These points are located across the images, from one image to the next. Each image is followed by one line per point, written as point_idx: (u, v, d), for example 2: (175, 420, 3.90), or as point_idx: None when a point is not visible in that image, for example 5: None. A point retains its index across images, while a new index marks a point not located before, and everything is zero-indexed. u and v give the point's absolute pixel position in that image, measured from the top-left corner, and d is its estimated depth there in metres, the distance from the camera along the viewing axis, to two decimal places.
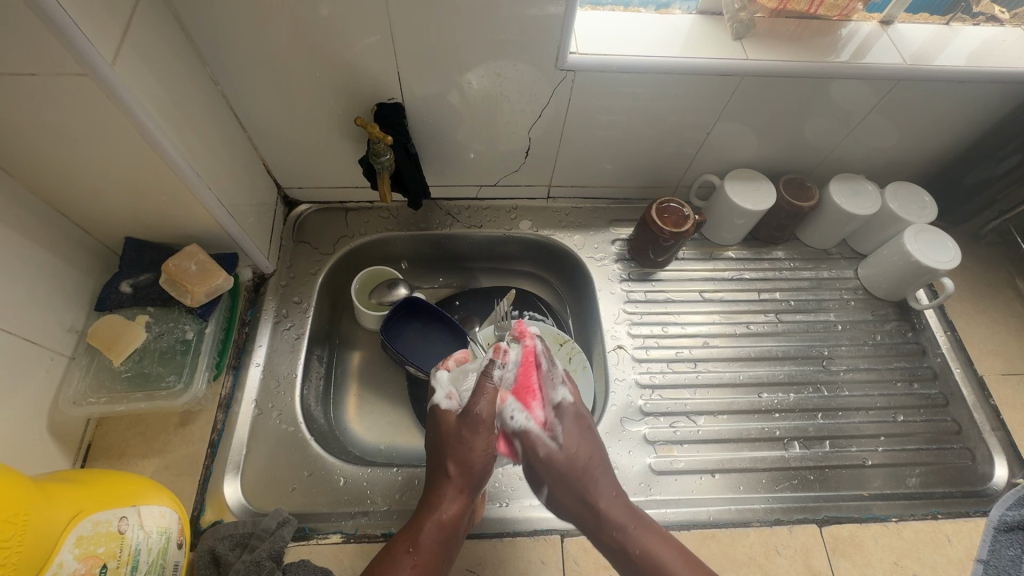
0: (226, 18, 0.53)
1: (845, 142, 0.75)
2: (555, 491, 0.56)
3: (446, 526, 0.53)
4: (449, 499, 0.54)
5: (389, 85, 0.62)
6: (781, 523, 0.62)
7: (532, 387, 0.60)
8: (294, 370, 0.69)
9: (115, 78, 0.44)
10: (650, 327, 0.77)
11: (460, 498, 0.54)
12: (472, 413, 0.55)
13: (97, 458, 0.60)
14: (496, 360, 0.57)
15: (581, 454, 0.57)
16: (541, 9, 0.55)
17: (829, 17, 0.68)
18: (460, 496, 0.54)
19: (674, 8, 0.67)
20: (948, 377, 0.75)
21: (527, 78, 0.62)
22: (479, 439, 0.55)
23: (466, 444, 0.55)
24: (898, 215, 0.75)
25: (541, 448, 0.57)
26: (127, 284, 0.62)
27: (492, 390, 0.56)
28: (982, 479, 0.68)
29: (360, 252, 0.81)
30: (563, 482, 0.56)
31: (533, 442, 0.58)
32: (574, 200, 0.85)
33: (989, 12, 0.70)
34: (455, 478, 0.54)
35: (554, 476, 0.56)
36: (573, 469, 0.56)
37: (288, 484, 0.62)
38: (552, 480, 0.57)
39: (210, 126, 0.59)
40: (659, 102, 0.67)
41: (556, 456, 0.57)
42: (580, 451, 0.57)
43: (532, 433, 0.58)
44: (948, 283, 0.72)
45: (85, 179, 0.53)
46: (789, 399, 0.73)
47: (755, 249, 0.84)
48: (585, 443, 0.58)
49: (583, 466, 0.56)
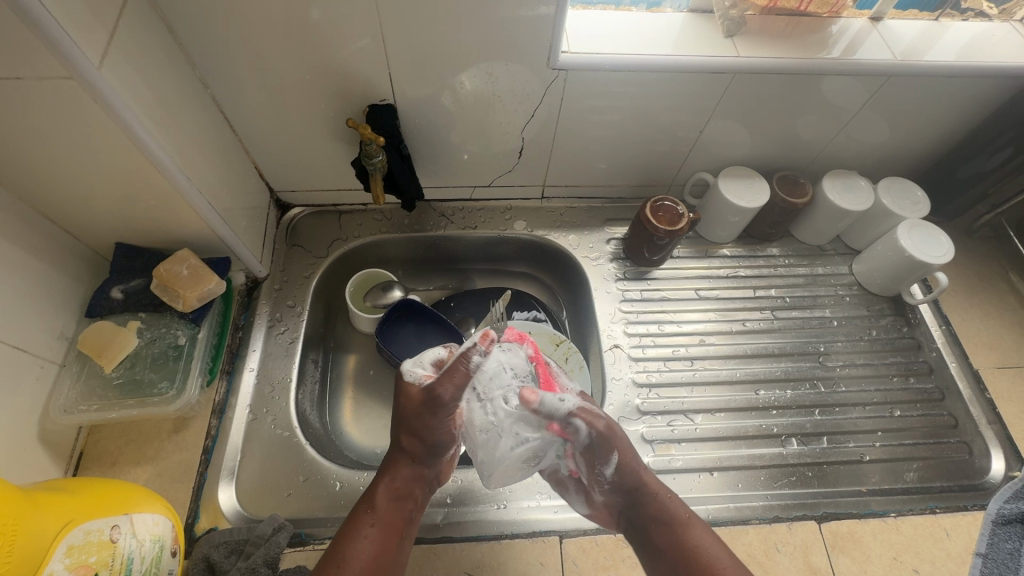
0: (215, 21, 0.53)
1: (838, 138, 0.76)
2: (608, 492, 0.56)
3: (403, 493, 0.54)
4: (408, 468, 0.55)
5: (381, 87, 0.62)
6: (780, 520, 0.62)
7: (549, 378, 0.60)
8: (289, 374, 0.69)
9: (102, 81, 0.44)
10: (646, 325, 0.77)
11: (416, 467, 0.56)
12: (435, 394, 0.52)
13: (90, 466, 0.59)
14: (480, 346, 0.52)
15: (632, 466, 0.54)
16: (532, 9, 0.54)
17: (820, 13, 0.68)
18: (412, 468, 0.55)
19: (665, 7, 0.67)
20: (944, 371, 0.75)
21: (519, 77, 0.62)
22: (440, 415, 0.53)
23: (427, 419, 0.53)
24: (891, 210, 0.75)
25: (607, 470, 0.54)
26: (117, 290, 0.61)
27: (465, 374, 0.52)
28: (981, 472, 0.68)
29: (354, 255, 0.81)
30: (614, 483, 0.55)
31: (602, 465, 0.54)
32: (568, 200, 0.85)
33: (978, 8, 0.71)
34: (411, 449, 0.55)
35: (609, 484, 0.55)
36: (627, 475, 0.54)
37: (283, 489, 0.61)
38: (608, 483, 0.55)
39: (200, 129, 0.59)
40: (652, 100, 0.66)
41: (619, 474, 0.54)
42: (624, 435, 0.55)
43: (601, 458, 0.53)
44: (942, 278, 0.72)
45: (74, 184, 0.52)
46: (785, 395, 0.73)
47: (750, 247, 0.84)
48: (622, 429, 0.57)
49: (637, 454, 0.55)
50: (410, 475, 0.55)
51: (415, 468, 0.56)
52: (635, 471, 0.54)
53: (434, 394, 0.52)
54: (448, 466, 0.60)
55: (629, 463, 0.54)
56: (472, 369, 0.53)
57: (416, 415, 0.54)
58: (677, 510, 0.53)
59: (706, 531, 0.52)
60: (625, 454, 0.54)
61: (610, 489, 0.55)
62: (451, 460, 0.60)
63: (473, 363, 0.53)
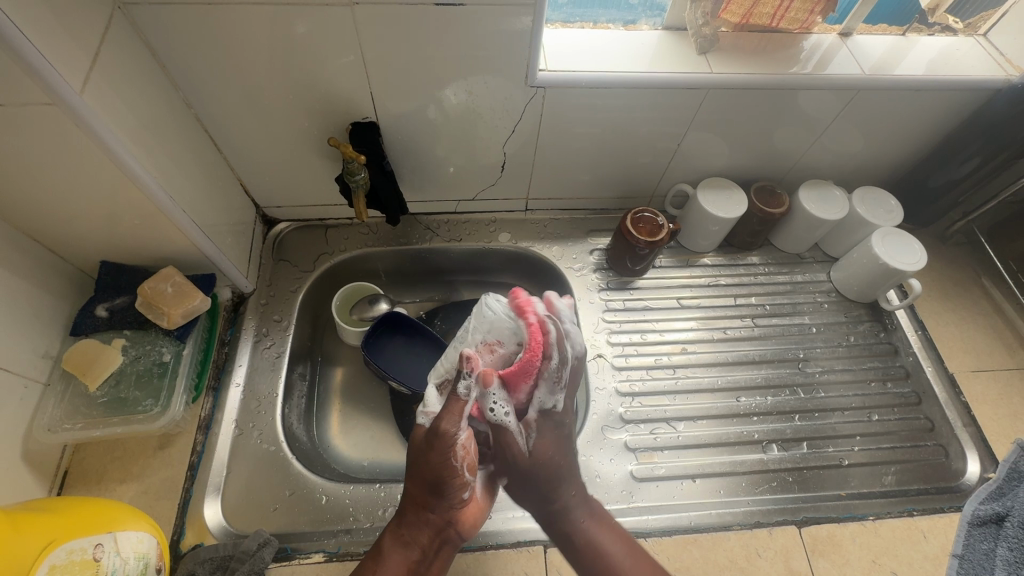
0: (199, 43, 0.54)
1: (813, 149, 0.78)
2: (514, 483, 0.58)
3: (410, 539, 0.54)
4: (417, 516, 0.54)
5: (363, 104, 0.63)
6: (761, 526, 0.63)
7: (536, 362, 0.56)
8: (275, 389, 0.69)
9: (84, 106, 0.45)
10: (628, 335, 0.78)
11: (424, 515, 0.54)
12: (435, 429, 0.51)
13: (74, 485, 0.59)
14: (463, 370, 0.51)
15: (550, 454, 0.58)
16: (510, 28, 0.56)
17: (791, 29, 0.70)
18: (421, 513, 0.54)
19: (641, 24, 0.70)
20: (921, 376, 0.77)
21: (499, 92, 0.64)
22: (439, 453, 0.51)
23: (428, 457, 0.51)
24: (866, 219, 0.77)
25: (513, 447, 0.56)
26: (102, 308, 0.62)
27: (461, 402, 0.51)
28: (956, 475, 0.69)
29: (340, 269, 0.82)
30: (520, 477, 0.57)
31: (508, 440, 0.55)
32: (551, 212, 0.87)
33: (944, 23, 0.73)
34: (418, 496, 0.54)
35: (513, 472, 0.57)
36: (533, 468, 0.57)
37: (269, 504, 0.61)
38: (512, 475, 0.58)
39: (183, 149, 0.59)
40: (629, 113, 0.68)
41: (524, 459, 0.56)
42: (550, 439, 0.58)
43: (507, 429, 0.55)
44: (916, 284, 0.74)
45: (57, 205, 0.53)
46: (766, 402, 0.74)
47: (730, 255, 0.86)
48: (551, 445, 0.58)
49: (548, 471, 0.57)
50: (416, 522, 0.54)
51: (423, 515, 0.54)
52: (538, 472, 0.57)
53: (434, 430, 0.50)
54: (473, 515, 0.56)
55: (538, 455, 0.57)
56: (469, 395, 0.51)
57: (421, 456, 0.52)
58: (590, 529, 0.56)
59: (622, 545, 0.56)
60: (541, 443, 0.57)
61: (518, 481, 0.58)
62: (478, 509, 0.57)
63: (462, 386, 0.51)
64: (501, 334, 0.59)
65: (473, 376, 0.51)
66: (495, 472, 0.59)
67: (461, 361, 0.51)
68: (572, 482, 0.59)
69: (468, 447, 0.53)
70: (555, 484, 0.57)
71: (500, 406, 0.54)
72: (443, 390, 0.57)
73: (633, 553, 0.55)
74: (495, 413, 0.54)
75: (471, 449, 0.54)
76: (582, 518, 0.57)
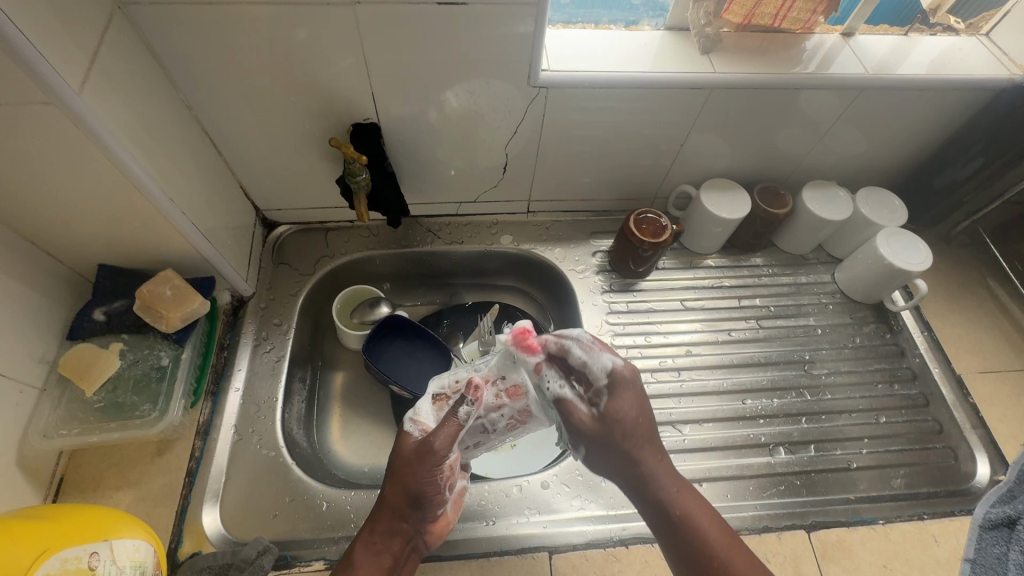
0: (198, 43, 0.54)
1: (816, 149, 0.77)
2: (592, 451, 0.57)
3: (382, 546, 0.51)
4: (390, 524, 0.52)
5: (365, 105, 0.63)
6: (770, 530, 0.62)
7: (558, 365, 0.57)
8: (275, 394, 0.68)
9: (83, 106, 0.44)
10: (633, 337, 0.77)
11: (398, 523, 0.52)
12: (428, 442, 0.50)
13: (70, 492, 0.58)
14: (467, 396, 0.52)
15: (631, 414, 0.55)
16: (511, 29, 0.56)
17: (793, 30, 0.70)
18: (395, 522, 0.52)
19: (643, 25, 0.69)
20: (928, 377, 0.76)
21: (501, 94, 0.63)
22: (430, 466, 0.50)
23: (415, 471, 0.51)
24: (871, 219, 0.77)
25: (578, 412, 0.55)
26: (100, 312, 0.61)
27: (457, 425, 0.51)
28: (966, 478, 0.69)
29: (340, 272, 0.81)
30: (601, 444, 0.56)
31: (571, 409, 0.55)
32: (553, 214, 0.86)
33: (945, 23, 0.73)
34: (394, 505, 0.52)
35: (591, 439, 0.56)
36: (609, 432, 0.55)
37: (269, 511, 0.60)
38: (590, 443, 0.56)
39: (183, 150, 0.59)
40: (631, 114, 0.68)
41: (592, 423, 0.55)
42: (627, 405, 0.55)
43: (568, 400, 0.55)
44: (922, 284, 0.73)
45: (55, 207, 0.52)
46: (772, 404, 0.73)
47: (733, 257, 0.85)
48: (632, 409, 0.55)
49: (626, 435, 0.55)
50: (388, 531, 0.52)
51: (395, 523, 0.52)
52: (617, 438, 0.55)
53: (427, 443, 0.50)
54: (441, 527, 0.56)
55: (614, 417, 0.54)
56: (467, 420, 0.52)
57: (407, 466, 0.51)
58: (679, 499, 0.54)
59: (714, 522, 0.53)
60: (615, 404, 0.55)
61: (595, 447, 0.56)
62: (445, 522, 0.57)
63: (463, 410, 0.51)
64: (511, 378, 0.56)
65: (476, 404, 0.52)
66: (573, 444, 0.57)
67: (467, 388, 0.52)
68: (655, 449, 0.56)
69: (451, 466, 0.54)
70: (636, 453, 0.55)
71: (555, 382, 0.55)
72: (438, 403, 0.55)
73: (729, 540, 0.52)
74: (551, 388, 0.55)
75: (453, 466, 0.55)
76: (672, 488, 0.55)
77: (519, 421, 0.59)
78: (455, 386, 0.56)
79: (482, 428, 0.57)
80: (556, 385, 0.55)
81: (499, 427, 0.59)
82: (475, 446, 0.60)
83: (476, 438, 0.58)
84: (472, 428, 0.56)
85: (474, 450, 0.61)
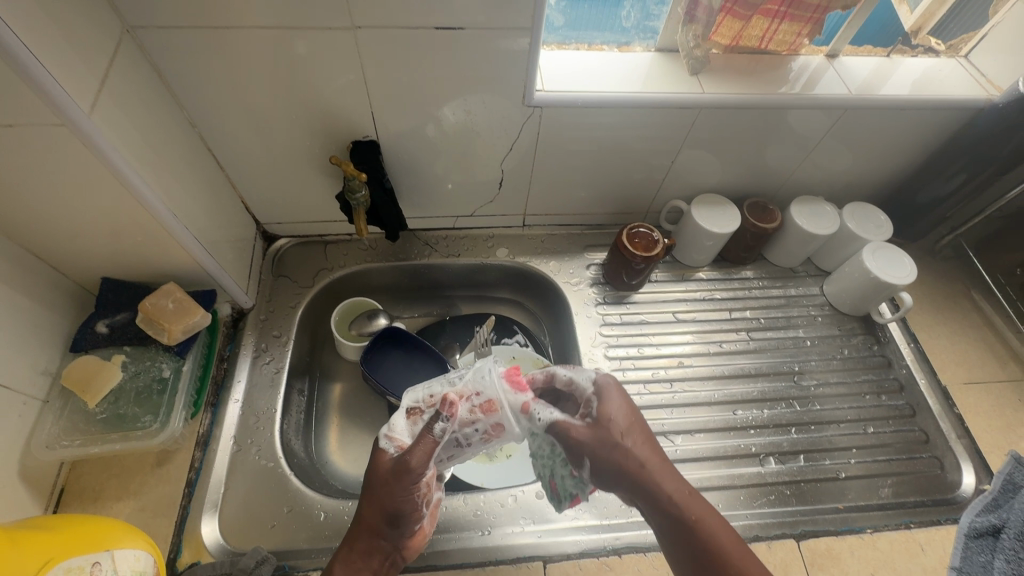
0: (203, 65, 0.55)
1: (803, 165, 0.79)
2: (595, 465, 0.54)
3: (362, 564, 0.52)
4: (367, 543, 0.53)
5: (364, 122, 0.65)
6: (760, 539, 0.63)
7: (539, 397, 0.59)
8: (274, 405, 0.69)
9: (93, 127, 0.46)
10: (626, 348, 0.79)
11: (375, 541, 0.53)
12: (404, 461, 0.50)
13: (70, 503, 0.59)
14: (443, 412, 0.53)
15: (622, 418, 0.55)
16: (506, 51, 0.58)
17: (780, 51, 0.72)
18: (372, 540, 0.53)
19: (635, 45, 0.71)
20: (914, 388, 0.78)
21: (496, 112, 0.65)
22: (405, 483, 0.51)
23: (392, 490, 0.51)
24: (857, 233, 0.79)
25: (571, 428, 0.55)
26: (103, 325, 0.62)
27: (432, 441, 0.52)
28: (952, 487, 0.70)
29: (339, 285, 0.82)
30: (601, 453, 0.54)
31: (564, 426, 0.55)
32: (548, 227, 0.88)
33: (926, 44, 0.76)
34: (371, 524, 0.52)
35: (592, 450, 0.54)
36: (607, 435, 0.54)
37: (267, 521, 0.61)
38: (591, 456, 0.54)
39: (187, 167, 0.60)
40: (624, 132, 0.70)
41: (590, 434, 0.54)
42: (617, 409, 0.55)
43: (561, 420, 0.55)
44: (907, 297, 0.75)
45: (61, 222, 0.53)
46: (762, 415, 0.75)
47: (724, 270, 0.87)
48: (623, 412, 0.55)
49: (623, 437, 0.54)
50: (366, 549, 0.53)
51: (372, 541, 0.53)
52: (617, 441, 0.54)
53: (401, 462, 0.51)
54: (418, 541, 0.57)
55: (608, 419, 0.55)
56: (442, 436, 0.52)
57: (383, 483, 0.51)
58: (693, 505, 0.51)
59: (722, 526, 0.50)
60: (605, 408, 0.55)
61: (597, 461, 0.54)
62: (423, 535, 0.57)
63: (438, 427, 0.52)
64: (484, 394, 0.56)
65: (451, 420, 0.53)
66: (574, 461, 0.55)
67: (442, 404, 0.53)
68: (653, 452, 0.54)
69: (427, 483, 0.55)
70: (636, 454, 0.53)
71: (545, 411, 0.56)
72: (413, 417, 0.56)
73: (743, 549, 0.48)
74: (542, 418, 0.55)
75: (429, 482, 0.56)
76: (683, 496, 0.52)
77: (491, 437, 0.59)
78: (429, 401, 0.57)
79: (456, 443, 0.57)
80: (546, 413, 0.56)
81: (472, 442, 0.59)
82: (449, 461, 0.60)
83: (451, 453, 0.58)
84: (447, 443, 0.56)
85: (451, 463, 0.61)
